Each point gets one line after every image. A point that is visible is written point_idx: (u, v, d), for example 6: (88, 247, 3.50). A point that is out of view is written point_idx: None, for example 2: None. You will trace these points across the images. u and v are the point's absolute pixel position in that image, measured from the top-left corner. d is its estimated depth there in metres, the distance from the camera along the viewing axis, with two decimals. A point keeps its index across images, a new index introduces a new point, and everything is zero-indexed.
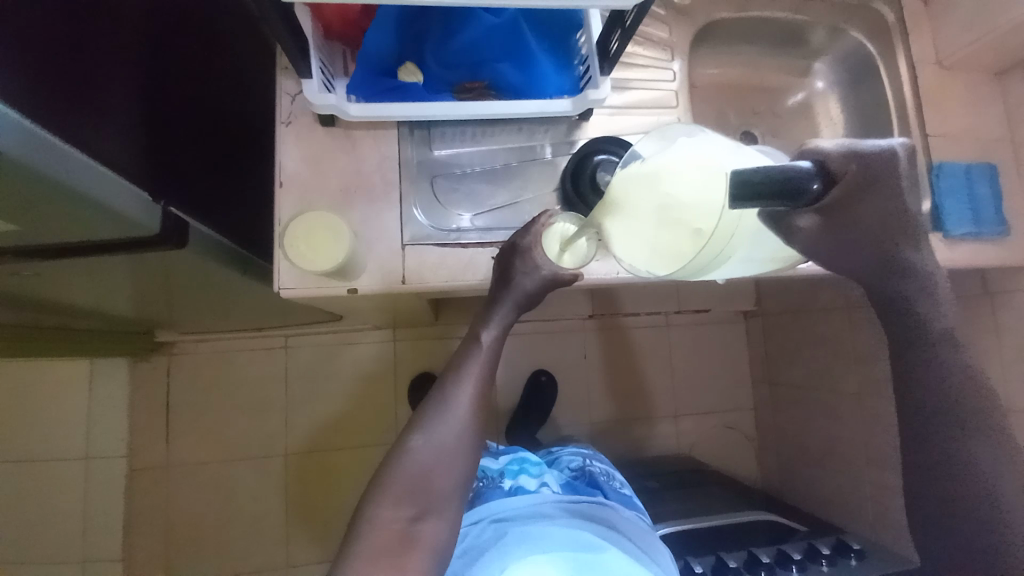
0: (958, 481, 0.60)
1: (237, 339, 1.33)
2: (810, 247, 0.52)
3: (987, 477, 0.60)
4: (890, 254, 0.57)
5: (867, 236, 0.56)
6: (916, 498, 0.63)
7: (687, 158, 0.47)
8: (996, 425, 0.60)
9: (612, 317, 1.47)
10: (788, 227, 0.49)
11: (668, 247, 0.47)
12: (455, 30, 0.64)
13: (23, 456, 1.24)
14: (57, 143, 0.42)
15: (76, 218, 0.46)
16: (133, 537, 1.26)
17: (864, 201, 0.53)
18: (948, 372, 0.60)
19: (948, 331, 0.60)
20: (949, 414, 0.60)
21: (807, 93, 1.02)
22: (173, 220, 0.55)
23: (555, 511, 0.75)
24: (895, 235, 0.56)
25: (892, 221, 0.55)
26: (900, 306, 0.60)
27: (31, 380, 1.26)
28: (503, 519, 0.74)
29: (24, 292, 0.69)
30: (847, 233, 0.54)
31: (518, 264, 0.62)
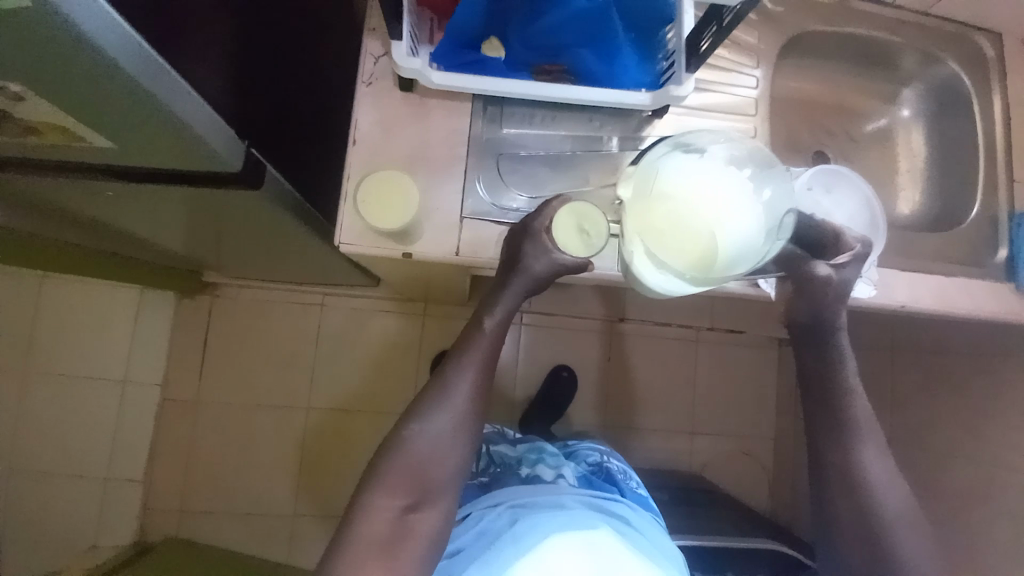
0: (870, 495, 0.66)
1: (276, 291, 1.37)
2: (806, 298, 0.67)
3: (877, 499, 0.65)
4: (822, 305, 0.67)
5: (831, 293, 0.66)
6: (832, 530, 0.67)
7: (711, 186, 0.61)
8: (874, 446, 0.67)
9: (643, 323, 1.46)
10: (799, 269, 0.67)
11: (696, 251, 0.59)
12: (542, 11, 0.63)
13: (67, 371, 1.31)
14: (177, 77, 0.44)
15: (167, 144, 0.48)
16: (156, 462, 1.33)
17: (850, 267, 0.66)
18: (851, 407, 0.68)
19: (851, 372, 0.69)
20: (863, 427, 0.67)
21: (889, 120, 0.98)
22: (254, 164, 0.57)
23: (571, 502, 0.74)
24: (834, 295, 0.66)
25: (844, 289, 0.66)
26: (820, 338, 0.69)
27: (86, 301, 1.33)
28: (520, 506, 0.74)
29: (94, 213, 0.73)
30: (823, 291, 0.66)
31: (527, 251, 0.62)
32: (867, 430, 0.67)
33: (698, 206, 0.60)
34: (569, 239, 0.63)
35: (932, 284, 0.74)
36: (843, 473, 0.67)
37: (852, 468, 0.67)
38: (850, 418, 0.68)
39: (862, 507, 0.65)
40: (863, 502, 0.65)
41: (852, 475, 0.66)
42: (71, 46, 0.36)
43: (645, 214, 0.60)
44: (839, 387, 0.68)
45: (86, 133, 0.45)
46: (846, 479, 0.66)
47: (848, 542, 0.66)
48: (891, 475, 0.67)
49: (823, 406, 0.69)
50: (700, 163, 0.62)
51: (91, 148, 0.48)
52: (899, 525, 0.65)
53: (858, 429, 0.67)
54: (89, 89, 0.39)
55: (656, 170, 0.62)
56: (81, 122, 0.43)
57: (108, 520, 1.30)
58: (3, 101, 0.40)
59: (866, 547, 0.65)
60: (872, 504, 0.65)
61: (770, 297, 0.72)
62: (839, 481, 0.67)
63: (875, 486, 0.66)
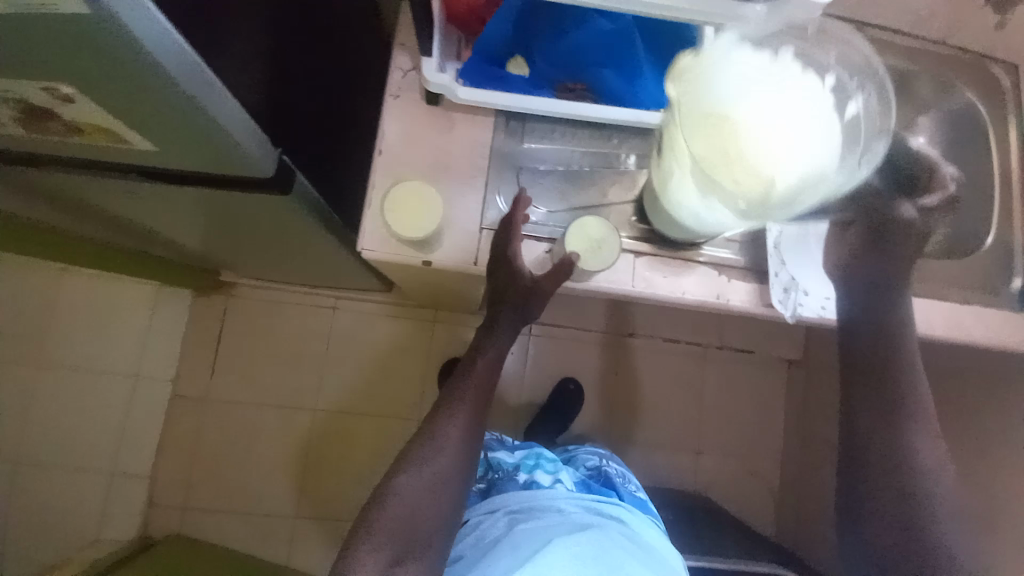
0: (914, 484, 0.63)
1: (289, 292, 1.39)
2: (874, 243, 0.72)
3: (925, 481, 0.63)
4: (900, 249, 0.71)
5: (911, 235, 0.72)
6: (858, 509, 0.65)
7: (771, 99, 0.53)
8: (931, 429, 0.65)
9: (651, 338, 1.46)
10: (892, 209, 0.73)
11: (755, 179, 0.52)
12: (566, 30, 0.66)
13: (83, 363, 1.34)
14: (223, 88, 0.45)
15: (206, 147, 0.49)
16: (164, 457, 1.34)
17: (929, 213, 0.76)
18: (904, 386, 0.66)
19: (908, 348, 0.67)
20: (923, 409, 0.65)
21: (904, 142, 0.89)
22: (284, 169, 0.59)
23: (568, 506, 0.76)
24: (912, 238, 0.71)
25: (922, 235, 0.73)
26: (886, 294, 0.68)
27: (105, 295, 1.35)
28: (517, 512, 0.75)
29: (124, 209, 0.75)
30: (895, 239, 0.71)
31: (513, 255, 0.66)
32: (918, 412, 0.65)
33: (767, 123, 0.52)
34: (581, 251, 0.64)
35: (946, 310, 0.74)
36: (892, 458, 0.64)
37: (895, 448, 0.64)
38: (896, 395, 0.66)
39: (903, 497, 0.63)
40: (915, 494, 0.63)
41: (891, 455, 0.64)
42: (127, 58, 0.37)
43: (723, 136, 0.52)
44: (889, 361, 0.66)
45: (128, 135, 0.47)
46: (893, 457, 0.64)
47: (879, 526, 0.63)
48: (943, 460, 0.64)
49: (875, 379, 0.67)
50: (764, 68, 0.55)
51: (131, 148, 0.49)
52: (946, 518, 0.62)
53: (914, 408, 0.65)
54: (139, 94, 0.40)
55: (727, 78, 0.54)
56: (126, 123, 0.45)
57: (113, 513, 1.31)
58: (52, 101, 0.42)
59: (910, 544, 0.61)
60: (923, 495, 0.63)
61: (786, 319, 0.70)
62: (877, 456, 0.65)
63: (932, 476, 0.63)
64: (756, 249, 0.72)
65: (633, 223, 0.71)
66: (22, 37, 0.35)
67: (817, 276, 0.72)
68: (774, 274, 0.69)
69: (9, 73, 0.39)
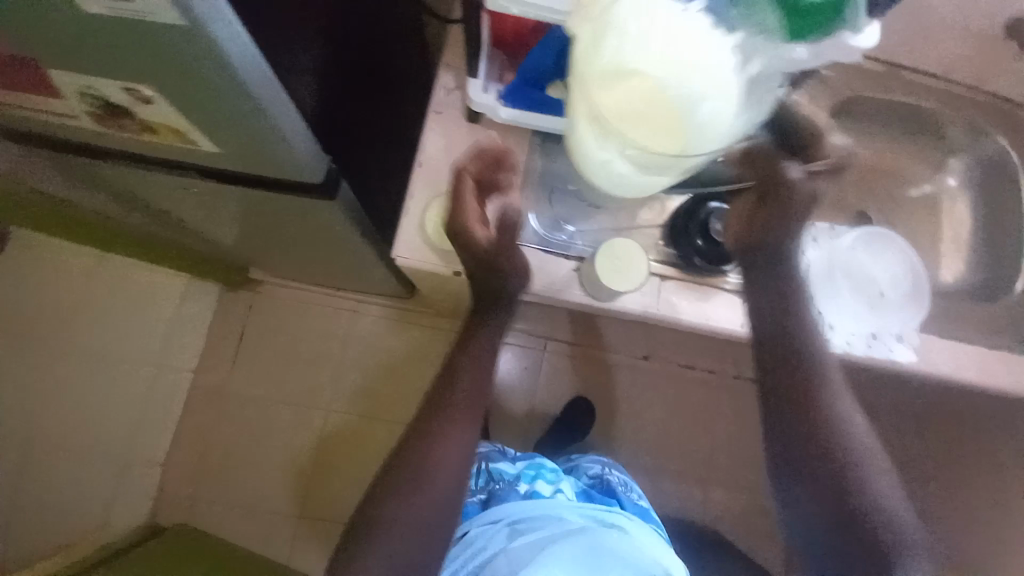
0: (837, 457, 0.61)
1: (313, 292, 1.42)
2: (746, 217, 0.67)
3: (848, 452, 0.62)
4: (764, 225, 0.66)
5: (798, 206, 0.65)
6: (789, 490, 0.63)
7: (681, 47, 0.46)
8: (848, 409, 0.63)
9: (666, 362, 1.46)
10: (774, 167, 0.64)
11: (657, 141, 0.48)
12: None
13: (110, 348, 1.38)
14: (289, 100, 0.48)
15: (265, 152, 0.52)
16: (178, 446, 1.37)
17: (821, 178, 0.65)
18: (811, 354, 0.64)
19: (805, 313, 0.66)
20: (833, 386, 0.64)
21: (935, 187, 0.97)
22: (331, 176, 0.62)
23: (572, 516, 0.75)
24: (791, 209, 0.65)
25: (805, 201, 0.65)
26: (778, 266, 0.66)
27: (137, 284, 1.40)
28: (518, 523, 0.74)
29: (171, 203, 0.79)
30: (771, 214, 0.65)
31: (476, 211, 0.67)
32: (831, 379, 0.64)
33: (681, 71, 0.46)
34: (606, 271, 0.65)
35: (976, 354, 0.73)
36: (825, 451, 0.62)
37: (812, 423, 0.62)
38: (807, 365, 0.64)
39: (828, 473, 0.61)
40: (855, 486, 0.61)
41: (811, 431, 0.62)
42: (211, 71, 0.40)
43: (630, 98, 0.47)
44: (797, 328, 0.65)
45: (195, 135, 0.50)
46: (812, 432, 0.62)
47: (810, 503, 0.62)
48: (859, 421, 0.64)
49: (790, 356, 0.64)
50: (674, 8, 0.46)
51: (195, 147, 0.52)
52: (890, 500, 0.62)
53: (826, 379, 0.64)
54: (216, 100, 0.43)
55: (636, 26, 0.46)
56: (196, 125, 0.48)
57: (124, 498, 1.33)
58: (131, 101, 0.45)
59: (865, 542, 0.60)
60: (863, 482, 0.61)
61: (811, 352, 0.69)
62: (797, 435, 0.63)
63: (860, 460, 0.62)
64: None
65: (661, 247, 0.73)
66: (120, 45, 0.38)
67: (842, 311, 0.71)
68: (799, 307, 0.70)
69: (97, 76, 0.43)
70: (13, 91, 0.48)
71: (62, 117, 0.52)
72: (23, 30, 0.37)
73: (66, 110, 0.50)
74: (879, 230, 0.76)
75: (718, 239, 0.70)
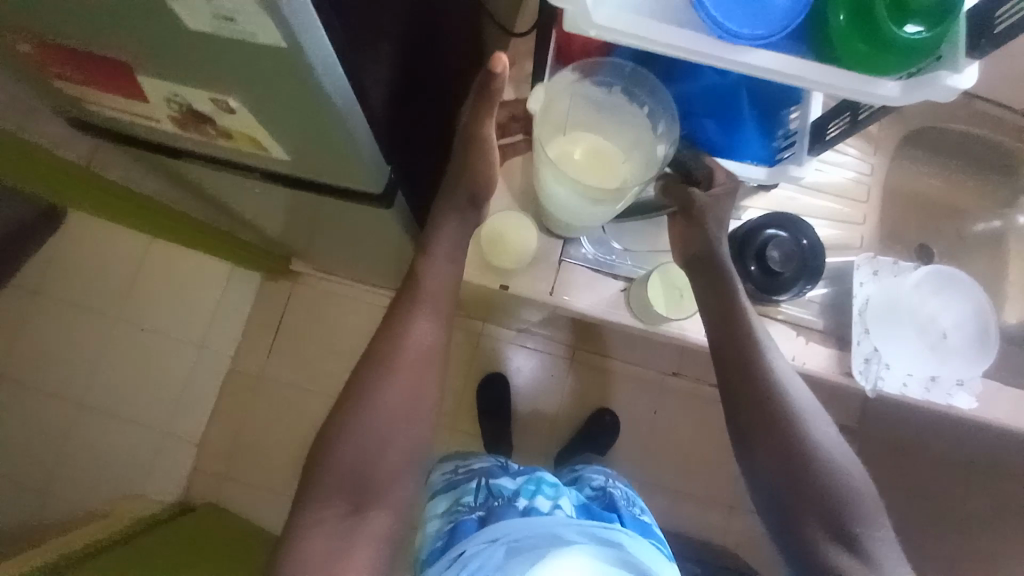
0: (791, 424, 0.59)
1: (352, 288, 1.45)
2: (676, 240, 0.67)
3: (798, 418, 0.59)
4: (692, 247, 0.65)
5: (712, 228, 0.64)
6: (751, 466, 0.60)
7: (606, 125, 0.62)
8: (784, 367, 0.61)
9: (697, 382, 1.43)
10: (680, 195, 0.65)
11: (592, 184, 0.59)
12: (673, 80, 0.65)
13: (154, 326, 1.43)
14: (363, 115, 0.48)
15: (333, 162, 0.53)
16: (213, 426, 1.42)
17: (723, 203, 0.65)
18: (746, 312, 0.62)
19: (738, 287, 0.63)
20: (766, 344, 0.62)
21: (1004, 225, 0.93)
22: (391, 186, 0.62)
23: (570, 534, 0.75)
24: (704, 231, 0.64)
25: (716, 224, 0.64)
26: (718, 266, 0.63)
27: (185, 267, 1.45)
28: (517, 543, 0.75)
29: (230, 197, 0.81)
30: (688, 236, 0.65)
31: (483, 117, 0.61)
32: (763, 337, 0.62)
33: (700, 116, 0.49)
34: (660, 298, 0.67)
35: None
36: (768, 406, 0.59)
37: (758, 385, 0.60)
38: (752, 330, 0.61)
39: (784, 443, 0.58)
40: (798, 447, 0.58)
41: (759, 395, 0.59)
42: (297, 88, 0.40)
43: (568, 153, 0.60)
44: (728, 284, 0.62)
45: (269, 144, 0.51)
46: (762, 398, 0.59)
47: (772, 478, 0.59)
48: (800, 382, 0.62)
49: (725, 314, 0.62)
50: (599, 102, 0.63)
51: (266, 154, 0.54)
52: (839, 459, 0.59)
53: (761, 337, 0.62)
54: (297, 114, 0.44)
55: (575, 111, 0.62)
56: (271, 134, 0.49)
57: (159, 470, 1.39)
58: (215, 110, 0.47)
59: (816, 507, 0.57)
60: (806, 439, 0.58)
61: (864, 392, 0.67)
62: (745, 400, 0.60)
63: (799, 415, 0.59)
64: (837, 313, 0.70)
65: None
66: (215, 60, 0.39)
67: (898, 351, 0.69)
68: (855, 343, 0.68)
69: (187, 87, 0.44)
70: (105, 93, 0.51)
71: (144, 118, 0.55)
72: (129, 39, 0.39)
73: (150, 113, 0.52)
74: (949, 272, 0.73)
75: (774, 267, 0.67)
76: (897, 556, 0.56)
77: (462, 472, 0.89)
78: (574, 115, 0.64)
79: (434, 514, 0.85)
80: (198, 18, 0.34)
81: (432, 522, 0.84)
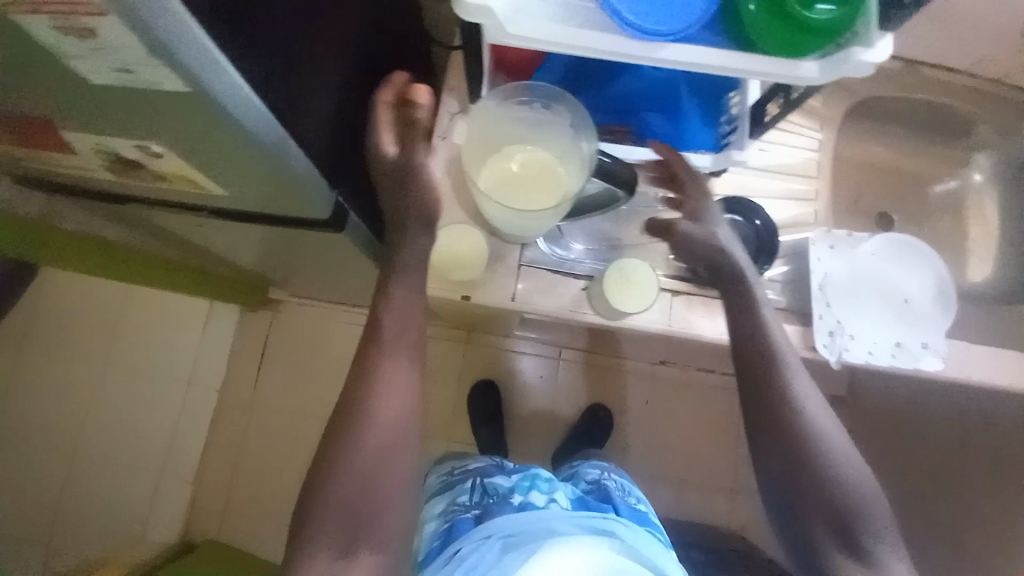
0: (806, 437, 0.58)
1: (333, 310, 1.45)
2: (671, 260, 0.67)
3: (815, 433, 0.59)
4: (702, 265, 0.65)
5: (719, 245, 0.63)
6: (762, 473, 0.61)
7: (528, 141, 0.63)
8: (804, 380, 0.60)
9: (686, 369, 1.44)
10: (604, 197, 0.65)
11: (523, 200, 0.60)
12: (614, 79, 0.66)
13: (136, 369, 1.42)
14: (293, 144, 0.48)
15: (274, 193, 0.53)
16: (207, 465, 1.40)
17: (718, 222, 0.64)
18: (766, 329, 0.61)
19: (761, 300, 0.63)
20: (787, 358, 0.61)
21: (961, 183, 0.95)
22: (339, 209, 0.62)
23: (565, 526, 0.76)
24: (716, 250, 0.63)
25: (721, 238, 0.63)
26: (738, 283, 0.63)
27: (162, 307, 1.44)
28: (513, 536, 0.74)
29: (187, 234, 0.81)
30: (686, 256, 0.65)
31: (418, 146, 0.57)
32: (785, 351, 0.61)
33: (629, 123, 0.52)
34: (622, 294, 0.66)
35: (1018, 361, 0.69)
36: (782, 418, 0.59)
37: (775, 399, 0.60)
38: (767, 344, 0.61)
39: (797, 454, 0.58)
40: (803, 448, 0.58)
41: (775, 407, 0.60)
42: (212, 128, 0.41)
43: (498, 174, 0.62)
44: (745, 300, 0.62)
45: (206, 182, 0.51)
46: (777, 410, 0.59)
47: (784, 487, 0.59)
48: (821, 396, 0.61)
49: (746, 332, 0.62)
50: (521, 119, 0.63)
51: (205, 192, 0.54)
52: (846, 459, 0.59)
53: (782, 352, 0.61)
54: (222, 152, 0.44)
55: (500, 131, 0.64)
56: (204, 173, 0.49)
57: (156, 514, 1.37)
58: (143, 155, 0.46)
59: (821, 507, 0.57)
60: (818, 445, 0.58)
61: (830, 364, 0.67)
62: (761, 412, 0.60)
63: (805, 415, 0.59)
64: (798, 289, 0.72)
65: (670, 262, 0.73)
66: (129, 109, 0.39)
67: (864, 320, 0.69)
68: (818, 317, 0.68)
69: (109, 135, 0.44)
70: (35, 148, 0.50)
71: (78, 169, 0.54)
72: (44, 96, 0.39)
73: (83, 164, 0.52)
74: (906, 239, 0.74)
75: None
76: (902, 557, 0.57)
77: (459, 474, 0.91)
78: (504, 136, 0.64)
79: (432, 516, 0.85)
80: (99, 74, 0.35)
81: (430, 524, 0.83)
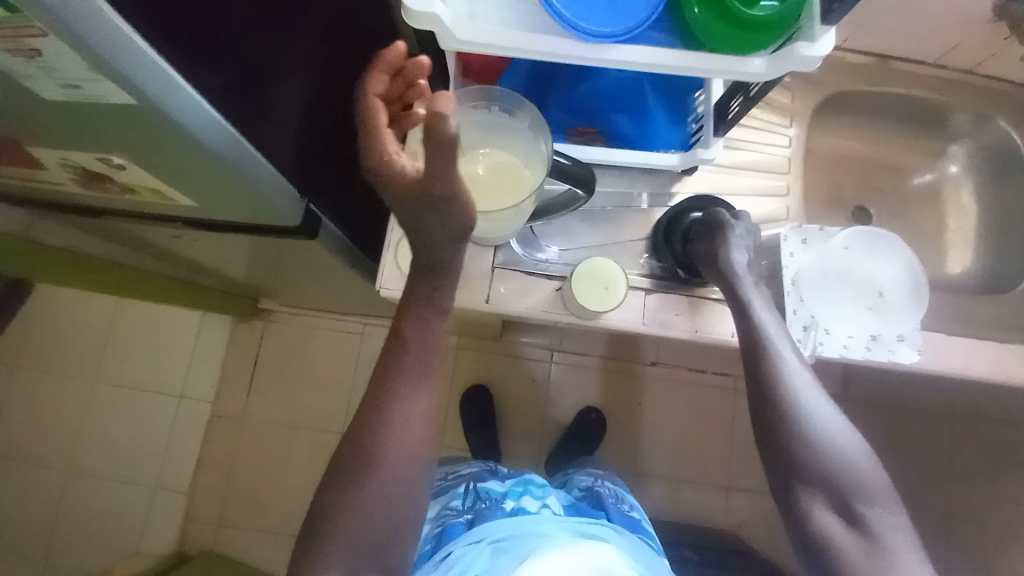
0: (795, 416, 0.59)
1: (324, 318, 1.46)
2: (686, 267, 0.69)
3: (805, 410, 0.59)
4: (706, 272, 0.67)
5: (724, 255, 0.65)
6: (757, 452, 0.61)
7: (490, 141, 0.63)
8: (792, 359, 0.61)
9: (678, 368, 1.44)
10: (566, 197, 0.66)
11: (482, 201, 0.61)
12: (580, 80, 0.67)
13: (130, 382, 1.43)
14: (255, 153, 0.49)
15: (241, 203, 0.55)
16: (201, 475, 1.40)
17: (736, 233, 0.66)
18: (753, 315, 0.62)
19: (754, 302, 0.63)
20: (775, 341, 0.61)
21: (937, 175, 0.96)
22: (311, 216, 0.63)
23: (552, 530, 0.74)
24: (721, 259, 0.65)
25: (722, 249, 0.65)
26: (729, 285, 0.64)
27: (154, 320, 1.45)
28: (501, 540, 0.73)
29: (168, 246, 0.82)
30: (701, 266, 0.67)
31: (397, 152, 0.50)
32: (773, 333, 0.62)
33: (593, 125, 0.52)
34: (591, 294, 0.67)
35: (995, 350, 0.69)
36: (772, 399, 0.60)
37: (764, 379, 0.60)
38: (754, 330, 0.62)
39: (787, 433, 0.59)
40: (800, 440, 0.58)
41: (764, 388, 0.60)
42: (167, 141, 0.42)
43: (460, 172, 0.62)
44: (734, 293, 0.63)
45: (173, 193, 0.52)
46: (766, 390, 0.60)
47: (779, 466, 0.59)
48: (809, 374, 0.61)
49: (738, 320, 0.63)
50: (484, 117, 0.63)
51: (174, 202, 0.55)
52: (830, 430, 0.59)
53: (770, 334, 0.62)
54: (182, 164, 0.46)
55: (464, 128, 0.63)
56: (170, 186, 0.50)
57: (151, 526, 1.38)
58: (108, 168, 0.48)
59: (815, 482, 0.57)
60: (808, 423, 0.59)
61: (804, 358, 0.68)
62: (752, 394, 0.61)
63: (802, 409, 0.59)
64: (773, 284, 0.72)
65: (644, 260, 0.73)
66: (86, 126, 0.41)
67: (840, 313, 0.69)
68: (791, 312, 0.69)
69: (73, 151, 0.45)
70: (6, 165, 0.52)
71: (51, 184, 0.56)
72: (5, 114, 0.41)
73: (54, 178, 0.53)
74: (874, 231, 0.73)
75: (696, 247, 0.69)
76: (903, 524, 0.57)
77: (452, 478, 0.91)
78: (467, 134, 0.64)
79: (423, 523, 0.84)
80: (51, 91, 0.37)
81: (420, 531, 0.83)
